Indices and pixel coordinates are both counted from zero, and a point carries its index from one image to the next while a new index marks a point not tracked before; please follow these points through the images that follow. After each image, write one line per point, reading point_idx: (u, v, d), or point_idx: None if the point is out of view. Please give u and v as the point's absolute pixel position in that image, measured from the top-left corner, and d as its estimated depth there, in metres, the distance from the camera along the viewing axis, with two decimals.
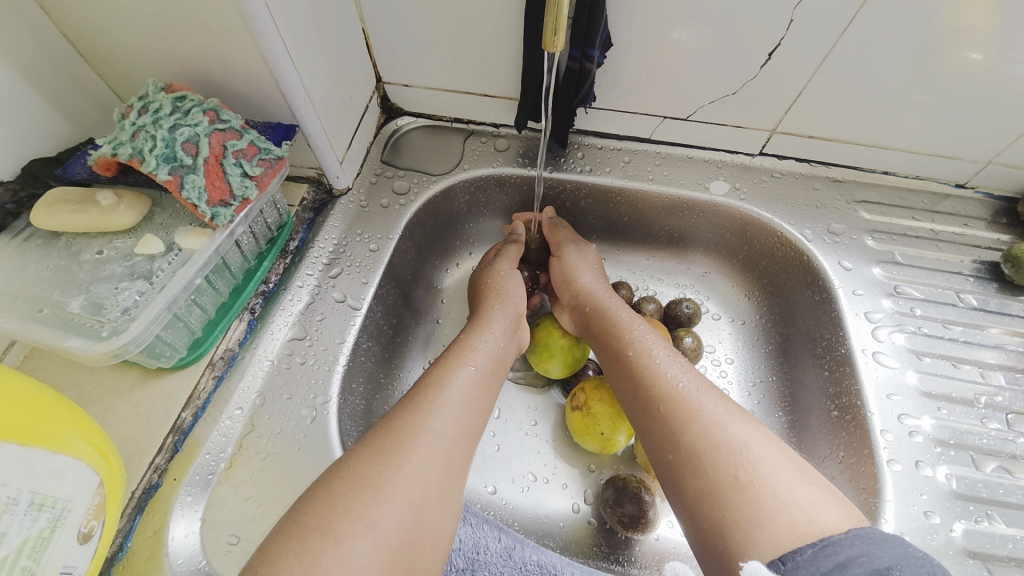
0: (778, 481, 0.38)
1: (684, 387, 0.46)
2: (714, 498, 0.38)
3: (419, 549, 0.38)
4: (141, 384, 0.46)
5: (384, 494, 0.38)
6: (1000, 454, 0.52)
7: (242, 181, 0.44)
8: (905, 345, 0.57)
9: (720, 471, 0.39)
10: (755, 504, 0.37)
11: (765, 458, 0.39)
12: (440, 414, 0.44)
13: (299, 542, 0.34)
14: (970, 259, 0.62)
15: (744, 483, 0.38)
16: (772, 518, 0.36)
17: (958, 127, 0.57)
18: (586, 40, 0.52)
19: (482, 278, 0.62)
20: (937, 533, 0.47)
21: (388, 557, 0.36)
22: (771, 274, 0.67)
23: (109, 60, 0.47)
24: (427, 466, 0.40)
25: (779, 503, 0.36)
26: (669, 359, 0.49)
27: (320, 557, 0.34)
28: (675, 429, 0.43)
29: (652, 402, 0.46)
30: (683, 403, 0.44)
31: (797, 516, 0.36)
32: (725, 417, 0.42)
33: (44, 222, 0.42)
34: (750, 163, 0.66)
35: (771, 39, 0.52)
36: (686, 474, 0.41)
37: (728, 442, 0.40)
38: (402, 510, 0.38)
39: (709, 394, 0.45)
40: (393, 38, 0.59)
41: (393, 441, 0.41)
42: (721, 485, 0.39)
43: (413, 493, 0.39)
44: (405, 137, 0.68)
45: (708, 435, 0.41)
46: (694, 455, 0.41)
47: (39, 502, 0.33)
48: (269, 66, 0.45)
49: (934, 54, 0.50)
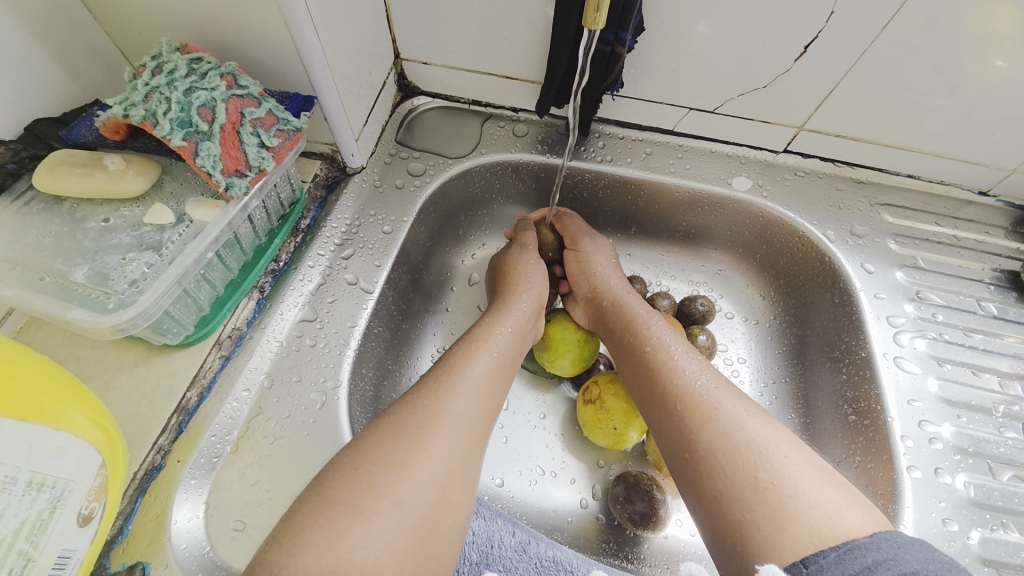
0: (801, 482, 0.36)
1: (702, 385, 0.44)
2: (730, 498, 0.37)
3: (442, 532, 0.37)
4: (144, 361, 0.44)
5: (410, 472, 0.37)
6: (1016, 463, 0.51)
7: (258, 152, 0.41)
8: (927, 351, 0.56)
9: (739, 471, 0.38)
10: (775, 505, 0.36)
11: (787, 459, 0.38)
12: (460, 396, 0.43)
13: (324, 517, 0.33)
14: (990, 267, 0.61)
15: (765, 483, 0.37)
16: (793, 521, 0.35)
17: (988, 135, 0.56)
18: (620, 23, 0.49)
19: (500, 267, 0.60)
20: (954, 540, 0.47)
21: (412, 537, 0.35)
22: (789, 275, 0.66)
23: (120, 18, 0.45)
24: (448, 449, 0.39)
25: (801, 505, 0.35)
26: (686, 357, 0.48)
27: (348, 532, 0.33)
28: (691, 427, 0.42)
29: (669, 398, 0.45)
30: (700, 401, 0.43)
31: (820, 518, 0.34)
32: (743, 417, 0.41)
33: (48, 185, 0.40)
34: (774, 160, 0.65)
35: (806, 34, 0.50)
36: (703, 472, 0.40)
37: (747, 442, 0.39)
38: (428, 489, 0.37)
39: (729, 392, 0.44)
40: (415, 12, 0.56)
41: (413, 419, 0.40)
42: (739, 487, 0.37)
43: (437, 472, 0.38)
44: (421, 117, 0.66)
45: (728, 433, 0.40)
46: (711, 454, 0.40)
47: (38, 482, 0.31)
48: (291, 29, 0.42)
49: (972, 57, 0.49)
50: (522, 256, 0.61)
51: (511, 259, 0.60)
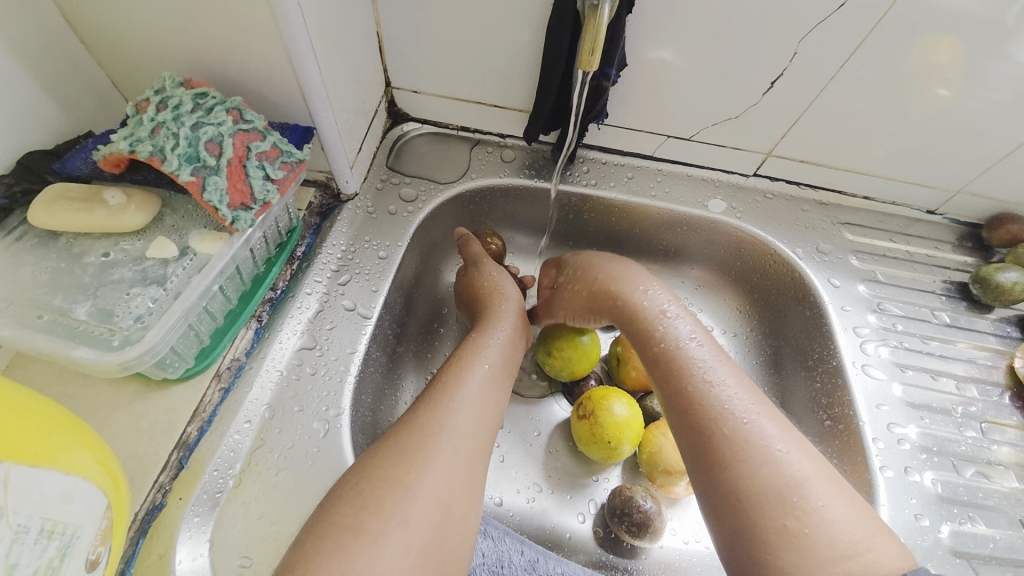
0: (832, 528, 0.37)
1: (735, 417, 0.43)
2: (760, 538, 0.38)
3: (448, 547, 0.38)
4: (141, 396, 0.43)
5: (413, 491, 0.38)
6: (977, 459, 0.57)
7: (263, 185, 0.42)
8: (889, 358, 0.61)
9: (769, 514, 0.39)
10: (807, 552, 0.37)
11: (822, 504, 0.39)
12: (458, 412, 0.44)
13: (333, 541, 0.34)
14: (941, 279, 0.67)
15: (795, 531, 0.38)
16: (824, 568, 0.36)
17: (933, 159, 0.62)
18: (605, 59, 0.53)
19: (471, 284, 0.60)
20: (927, 534, 0.51)
21: (419, 556, 0.36)
22: (763, 290, 0.71)
23: (116, 51, 0.45)
24: (448, 465, 0.40)
25: (836, 553, 0.36)
26: (720, 384, 0.46)
27: (356, 555, 0.34)
28: (721, 461, 0.42)
29: (704, 426, 0.44)
30: (734, 436, 0.42)
31: (853, 567, 0.36)
32: (778, 457, 0.41)
33: (44, 220, 0.39)
34: (744, 183, 0.70)
35: (773, 69, 0.55)
36: (731, 507, 0.40)
37: (782, 487, 0.39)
38: (432, 506, 0.38)
39: (767, 423, 0.43)
40: (407, 43, 0.58)
41: (412, 439, 0.41)
42: (769, 530, 0.38)
43: (439, 490, 0.39)
44: (410, 143, 0.67)
45: (759, 474, 0.40)
46: (740, 492, 0.40)
47: (49, 529, 0.30)
48: (294, 64, 0.43)
49: (919, 88, 0.54)
50: (494, 271, 0.60)
51: (482, 277, 0.60)
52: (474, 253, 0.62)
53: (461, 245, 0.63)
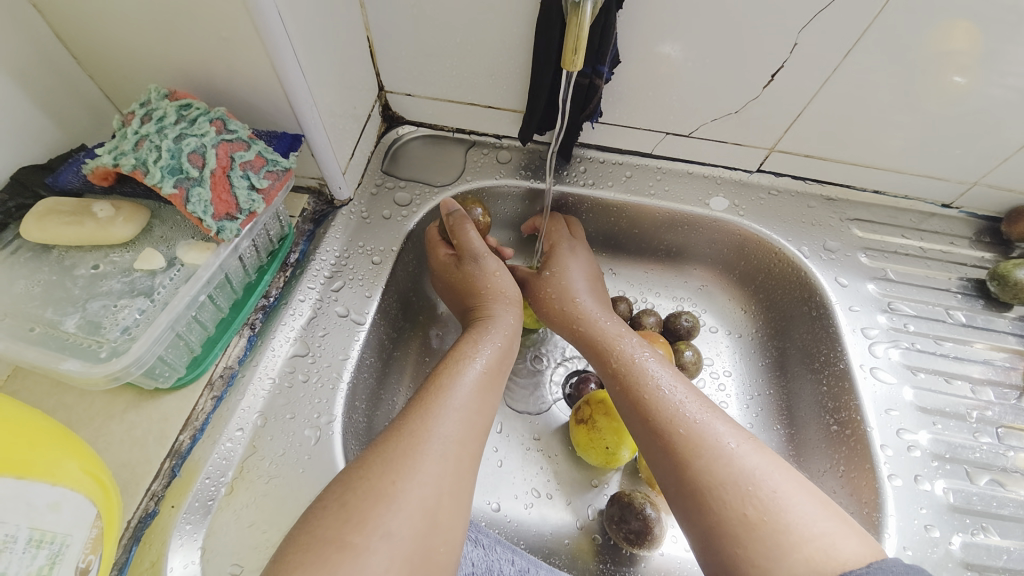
0: (791, 515, 0.38)
1: (686, 416, 0.45)
2: (723, 531, 0.39)
3: (432, 555, 0.37)
4: (135, 405, 0.44)
5: (397, 503, 0.37)
6: (992, 467, 0.54)
7: (248, 195, 0.42)
8: (900, 361, 0.58)
9: (729, 507, 0.39)
10: (768, 541, 0.37)
11: (777, 492, 0.39)
12: (446, 419, 0.43)
13: (315, 555, 0.34)
14: (956, 276, 0.64)
15: (755, 519, 0.38)
16: (786, 557, 0.36)
17: (947, 151, 0.59)
18: (596, 57, 0.52)
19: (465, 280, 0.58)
20: (937, 546, 0.49)
21: (402, 568, 0.35)
22: (768, 289, 0.69)
23: (107, 65, 0.46)
24: (434, 474, 0.40)
25: (795, 541, 0.36)
26: (670, 388, 0.48)
27: (338, 569, 0.34)
28: (679, 458, 0.43)
29: (662, 426, 0.45)
30: (687, 432, 0.44)
31: (813, 553, 0.36)
32: (732, 450, 0.42)
33: (36, 235, 0.40)
34: (747, 180, 0.68)
35: (773, 61, 0.53)
36: (694, 504, 0.41)
37: (737, 478, 0.40)
38: (416, 516, 0.37)
39: (717, 420, 0.45)
40: (398, 47, 0.58)
41: (399, 447, 0.40)
42: (730, 522, 0.39)
43: (424, 500, 0.38)
44: (406, 146, 0.67)
45: (714, 466, 0.41)
46: (700, 486, 0.41)
47: (38, 539, 0.31)
48: (279, 72, 0.44)
49: (930, 76, 0.52)
50: (495, 270, 0.58)
51: (481, 276, 0.57)
52: (464, 234, 0.57)
53: (450, 223, 0.58)
